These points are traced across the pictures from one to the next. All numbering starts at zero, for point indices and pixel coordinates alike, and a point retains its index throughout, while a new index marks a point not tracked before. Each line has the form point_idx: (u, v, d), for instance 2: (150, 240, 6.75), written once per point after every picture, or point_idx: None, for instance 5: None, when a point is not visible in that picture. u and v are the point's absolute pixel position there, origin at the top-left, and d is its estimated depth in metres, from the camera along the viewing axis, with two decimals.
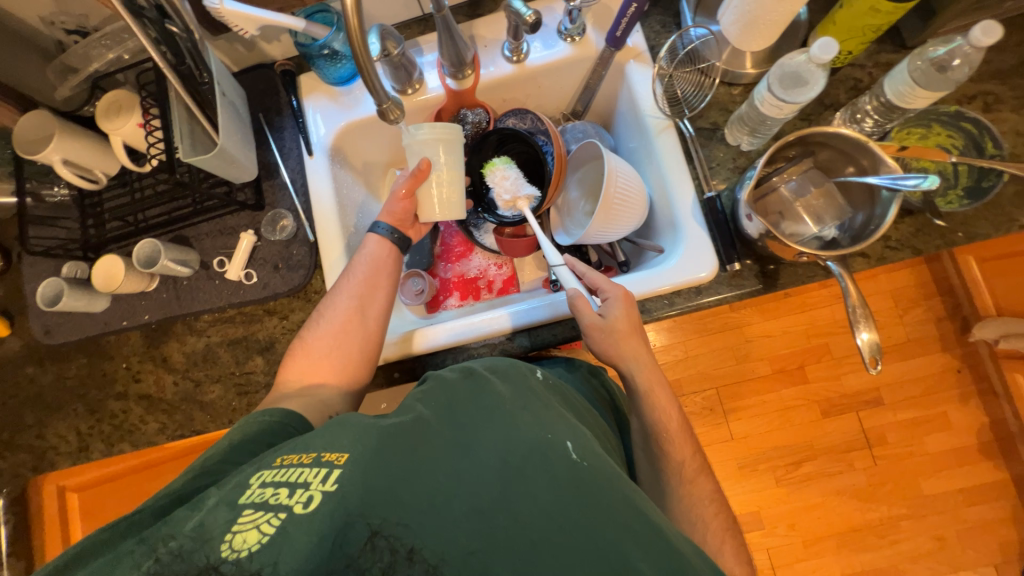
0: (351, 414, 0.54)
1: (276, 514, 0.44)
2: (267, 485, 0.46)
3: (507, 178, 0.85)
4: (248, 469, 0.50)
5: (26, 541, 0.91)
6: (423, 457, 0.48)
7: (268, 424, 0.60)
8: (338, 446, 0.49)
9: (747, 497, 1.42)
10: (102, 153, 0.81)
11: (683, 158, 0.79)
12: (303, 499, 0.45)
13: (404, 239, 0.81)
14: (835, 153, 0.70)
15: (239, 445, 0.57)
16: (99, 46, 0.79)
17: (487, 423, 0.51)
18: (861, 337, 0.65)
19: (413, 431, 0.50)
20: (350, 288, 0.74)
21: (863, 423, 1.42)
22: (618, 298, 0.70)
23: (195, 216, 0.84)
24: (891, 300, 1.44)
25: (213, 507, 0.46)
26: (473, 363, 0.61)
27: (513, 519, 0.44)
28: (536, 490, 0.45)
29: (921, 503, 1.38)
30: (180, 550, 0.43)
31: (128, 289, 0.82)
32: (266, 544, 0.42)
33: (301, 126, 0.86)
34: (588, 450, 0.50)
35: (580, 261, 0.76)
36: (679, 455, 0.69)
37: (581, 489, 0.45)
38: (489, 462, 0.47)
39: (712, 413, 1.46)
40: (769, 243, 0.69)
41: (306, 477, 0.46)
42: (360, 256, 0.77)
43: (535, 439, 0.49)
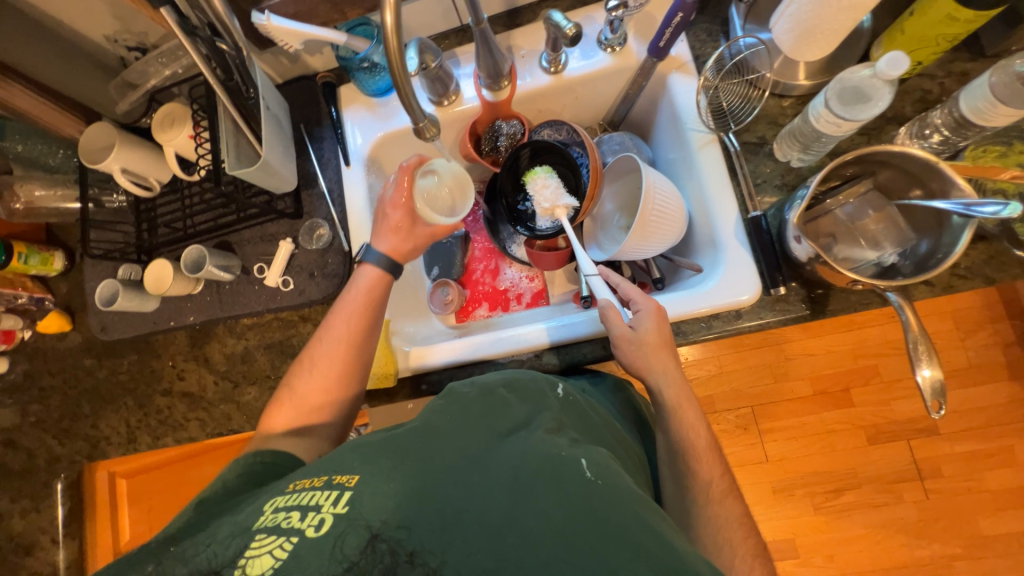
0: (360, 436, 0.54)
1: (288, 539, 0.42)
2: (280, 510, 0.45)
3: (547, 187, 0.85)
4: (261, 497, 0.49)
5: (80, 523, 0.98)
6: (435, 467, 0.47)
7: (254, 465, 0.58)
8: (348, 468, 0.48)
9: (782, 523, 1.35)
10: (155, 162, 0.85)
11: (727, 174, 0.75)
12: (314, 522, 0.43)
13: (395, 265, 0.77)
14: (898, 173, 0.65)
15: (227, 484, 0.56)
16: (157, 63, 0.83)
17: (501, 438, 0.50)
18: (922, 374, 0.59)
19: (427, 441, 0.50)
20: (342, 334, 0.71)
21: (915, 454, 1.31)
22: (650, 312, 0.68)
23: (239, 223, 0.87)
24: (953, 322, 1.33)
25: (226, 537, 0.45)
26: (491, 379, 0.60)
27: (524, 538, 0.41)
28: (548, 507, 0.42)
29: (979, 544, 1.27)
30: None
31: (176, 292, 0.86)
32: (279, 568, 0.41)
33: (340, 137, 0.88)
34: (604, 468, 0.46)
35: (614, 273, 0.75)
36: (708, 475, 0.62)
37: (596, 507, 0.42)
38: (501, 476, 0.45)
39: (746, 433, 1.39)
40: (818, 268, 0.64)
41: (318, 500, 0.45)
42: (351, 291, 0.75)
43: (548, 454, 0.47)
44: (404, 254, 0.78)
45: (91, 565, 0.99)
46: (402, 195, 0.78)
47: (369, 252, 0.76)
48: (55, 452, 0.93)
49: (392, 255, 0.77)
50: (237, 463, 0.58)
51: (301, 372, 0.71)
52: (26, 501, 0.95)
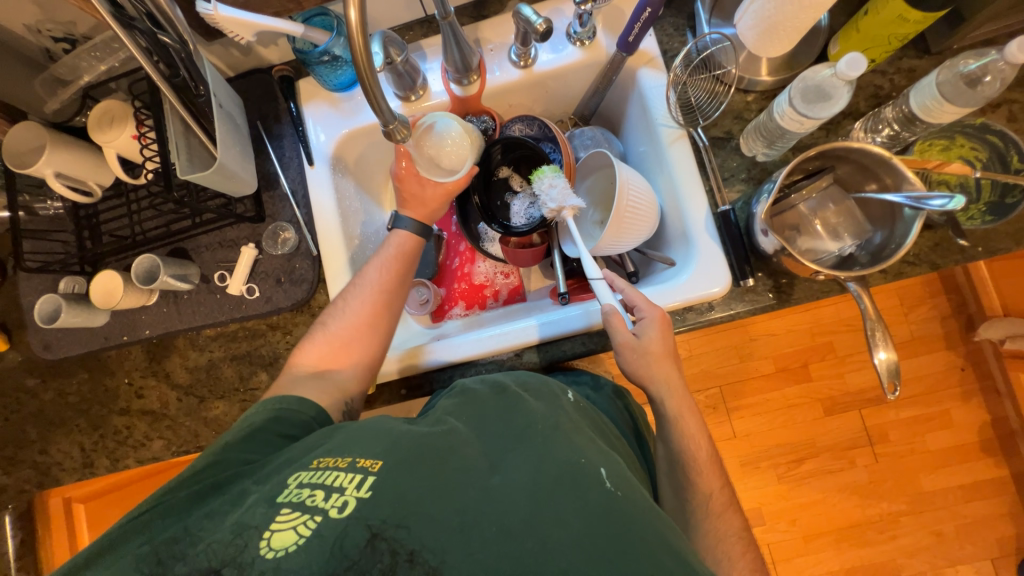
0: (382, 423, 0.54)
1: (312, 516, 0.43)
2: (304, 486, 0.46)
3: (553, 187, 0.79)
4: (285, 470, 0.50)
5: (34, 556, 0.91)
6: (452, 469, 0.46)
7: (281, 412, 0.60)
8: (372, 453, 0.48)
9: (750, 494, 1.43)
10: (96, 165, 0.78)
11: (697, 169, 0.77)
12: (338, 503, 0.44)
13: (425, 229, 0.79)
14: (855, 168, 0.68)
15: (257, 434, 0.57)
16: (88, 57, 0.77)
17: (519, 441, 0.50)
18: (878, 357, 0.63)
19: (444, 441, 0.49)
20: (376, 282, 0.72)
21: (866, 422, 1.42)
22: (654, 320, 0.69)
23: (195, 228, 0.82)
24: (898, 299, 1.43)
25: (253, 503, 0.46)
26: (505, 378, 0.60)
27: (543, 545, 0.41)
28: (567, 514, 0.42)
29: (921, 500, 1.39)
30: (221, 542, 0.44)
31: (128, 305, 0.80)
32: (302, 545, 0.42)
33: (301, 135, 0.83)
34: (620, 480, 0.48)
35: (620, 277, 0.73)
36: (707, 487, 0.66)
37: (615, 520, 0.43)
38: (520, 480, 0.45)
39: (716, 412, 1.45)
40: (783, 259, 0.67)
41: (342, 481, 0.46)
42: (385, 248, 0.76)
43: (569, 462, 0.47)
44: (431, 216, 0.79)
45: None
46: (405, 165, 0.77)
47: (399, 219, 0.78)
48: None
49: (421, 219, 0.78)
50: (266, 410, 0.60)
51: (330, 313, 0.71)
52: None
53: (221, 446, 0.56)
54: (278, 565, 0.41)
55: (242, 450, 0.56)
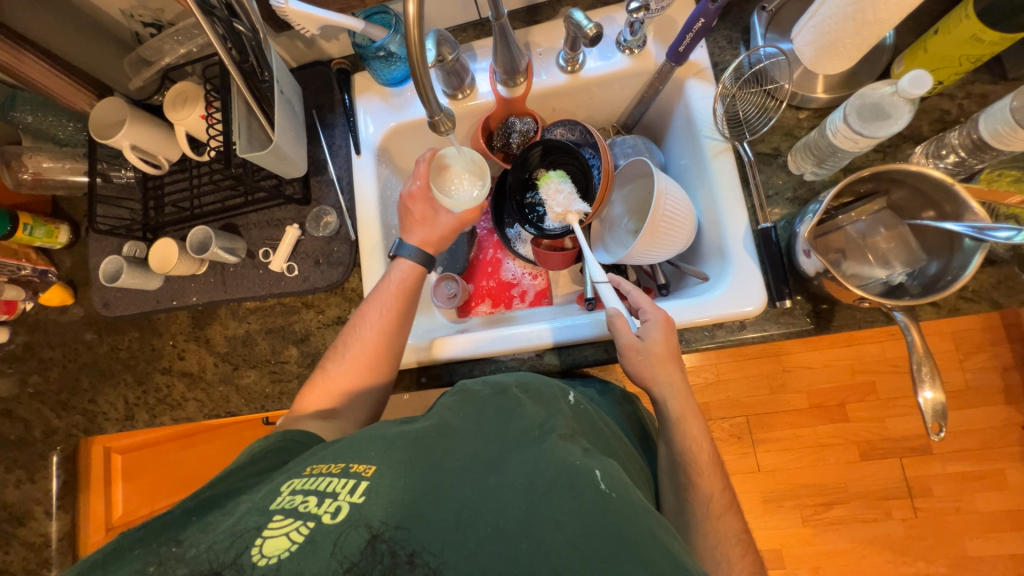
0: (376, 427, 0.55)
1: (305, 522, 0.43)
2: (297, 492, 0.46)
3: (560, 192, 0.84)
4: (277, 479, 0.50)
5: (74, 496, 0.98)
6: (450, 470, 0.47)
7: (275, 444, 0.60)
8: (366, 458, 0.49)
9: (770, 533, 1.35)
10: (166, 141, 0.85)
11: (739, 184, 0.75)
12: (331, 509, 0.44)
13: (428, 258, 0.78)
14: (912, 193, 0.65)
15: (252, 461, 0.57)
16: (172, 41, 0.83)
17: (514, 442, 0.49)
18: (924, 395, 0.59)
19: (442, 444, 0.50)
20: (376, 323, 0.72)
21: (906, 472, 1.32)
22: (658, 322, 0.69)
23: (245, 206, 0.87)
24: (952, 343, 1.33)
25: (243, 515, 0.46)
26: (506, 381, 0.61)
27: (537, 547, 0.40)
28: (562, 515, 0.41)
29: (963, 564, 1.28)
30: (216, 549, 0.43)
31: (180, 272, 0.86)
32: (295, 550, 0.41)
33: (352, 125, 0.88)
34: (618, 481, 0.44)
35: (625, 280, 0.75)
36: (708, 489, 0.63)
37: (610, 523, 0.40)
38: (515, 482, 0.45)
39: (739, 442, 1.39)
40: (826, 283, 0.64)
41: (335, 487, 0.46)
42: (385, 284, 0.75)
43: (562, 462, 0.45)
44: (432, 243, 0.79)
45: (82, 539, 0.99)
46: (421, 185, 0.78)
47: (403, 246, 0.77)
48: (51, 425, 0.93)
49: (421, 245, 0.78)
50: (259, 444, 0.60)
51: (328, 361, 0.72)
52: (21, 471, 0.96)
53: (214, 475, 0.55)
54: (275, 570, 0.40)
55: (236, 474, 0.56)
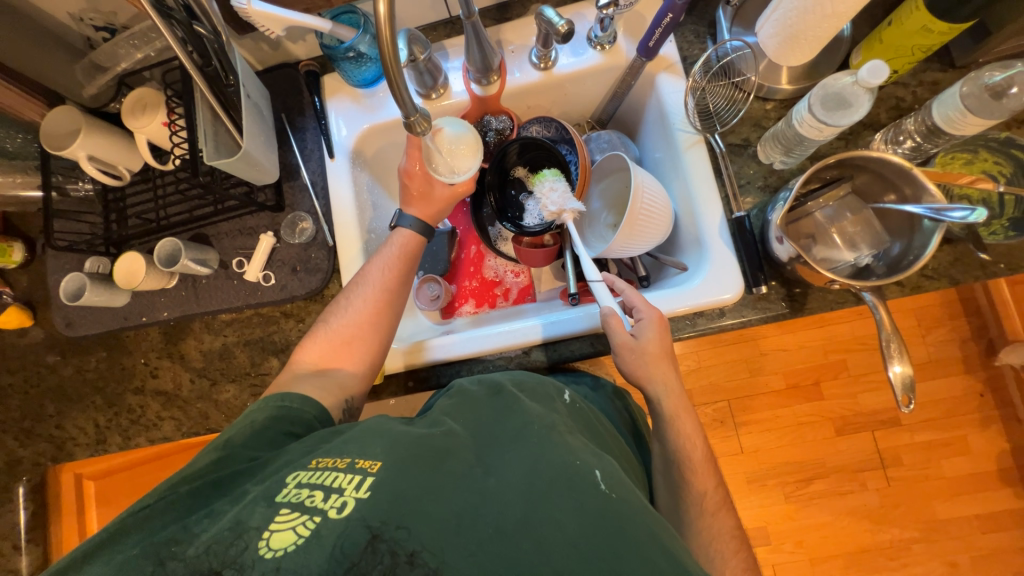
0: (381, 422, 0.53)
1: (312, 517, 0.42)
2: (303, 486, 0.45)
3: (553, 190, 0.81)
4: (284, 470, 0.49)
5: (44, 528, 0.93)
6: (450, 471, 0.46)
7: (287, 409, 0.59)
8: (373, 453, 0.47)
9: (755, 512, 1.40)
10: (126, 150, 0.81)
11: (713, 175, 0.77)
12: (336, 504, 0.43)
13: (427, 229, 0.79)
14: (874, 177, 0.68)
15: (261, 429, 0.57)
16: (127, 45, 0.80)
17: (514, 441, 0.49)
18: (893, 369, 0.62)
19: (440, 442, 0.49)
20: (377, 281, 0.72)
21: (879, 444, 1.38)
22: (652, 321, 0.69)
23: (216, 215, 0.84)
24: (915, 319, 1.40)
25: (251, 502, 0.45)
26: (501, 379, 0.61)
27: (539, 546, 0.40)
28: (562, 515, 0.41)
29: (934, 528, 1.35)
30: (219, 542, 0.42)
31: (149, 286, 0.83)
32: (301, 547, 0.40)
33: (323, 128, 0.86)
34: (617, 482, 0.45)
35: (620, 279, 0.75)
36: (702, 486, 0.65)
37: (610, 523, 0.41)
38: (514, 482, 0.44)
39: (722, 426, 1.43)
40: (798, 268, 0.67)
41: (340, 482, 0.45)
42: (387, 246, 0.76)
43: (562, 461, 0.45)
44: (433, 217, 0.79)
45: None
46: (416, 164, 0.77)
47: (403, 217, 0.78)
48: (14, 455, 0.88)
49: (423, 218, 0.78)
50: (270, 407, 0.59)
51: (328, 314, 0.72)
52: None
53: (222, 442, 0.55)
54: (277, 567, 0.40)
55: (245, 445, 0.55)
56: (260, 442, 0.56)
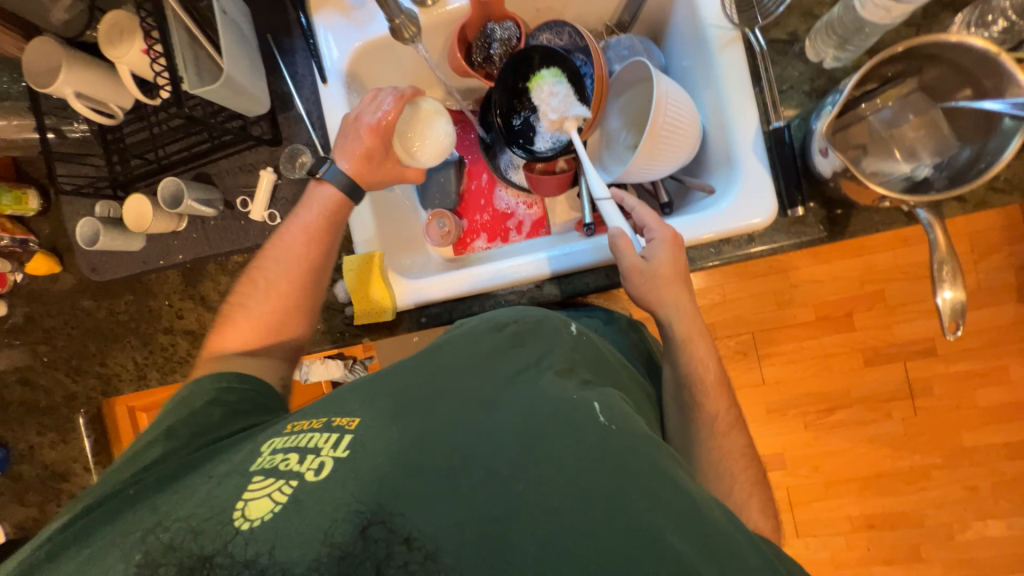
0: (362, 380, 0.52)
1: (287, 482, 0.41)
2: (278, 451, 0.44)
3: (554, 95, 0.78)
4: (258, 438, 0.49)
5: (108, 453, 1.03)
6: (440, 415, 0.45)
7: (225, 389, 0.58)
8: (349, 411, 0.47)
9: (771, 439, 1.40)
10: (114, 86, 0.77)
11: (749, 79, 0.67)
12: (314, 465, 0.42)
13: (359, 189, 0.73)
14: (947, 70, 0.57)
15: (200, 411, 0.55)
16: None
17: (509, 380, 0.48)
18: (942, 296, 0.56)
19: (431, 388, 0.48)
20: (300, 244, 0.70)
21: (910, 375, 1.34)
22: (666, 241, 0.66)
23: (215, 151, 0.81)
24: (969, 245, 1.28)
25: (223, 477, 0.44)
26: (505, 317, 0.58)
27: (534, 487, 0.39)
28: (560, 451, 0.41)
29: (958, 455, 1.33)
30: (193, 516, 0.42)
31: (159, 229, 0.82)
32: (278, 514, 0.39)
33: (312, 49, 0.79)
34: (616, 413, 0.45)
35: (631, 197, 0.71)
36: (714, 407, 0.65)
37: (610, 452, 0.41)
38: (510, 422, 0.43)
39: (745, 358, 1.40)
40: (843, 184, 0.59)
41: (317, 442, 0.44)
42: (310, 205, 0.72)
43: (559, 398, 0.45)
44: (366, 178, 0.74)
45: None
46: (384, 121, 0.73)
47: (331, 170, 0.72)
48: (70, 389, 0.96)
49: (354, 176, 0.73)
50: (207, 390, 0.58)
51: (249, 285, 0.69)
52: (52, 434, 1.00)
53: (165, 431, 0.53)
54: (255, 536, 0.39)
55: (192, 430, 0.54)
56: (208, 421, 0.55)
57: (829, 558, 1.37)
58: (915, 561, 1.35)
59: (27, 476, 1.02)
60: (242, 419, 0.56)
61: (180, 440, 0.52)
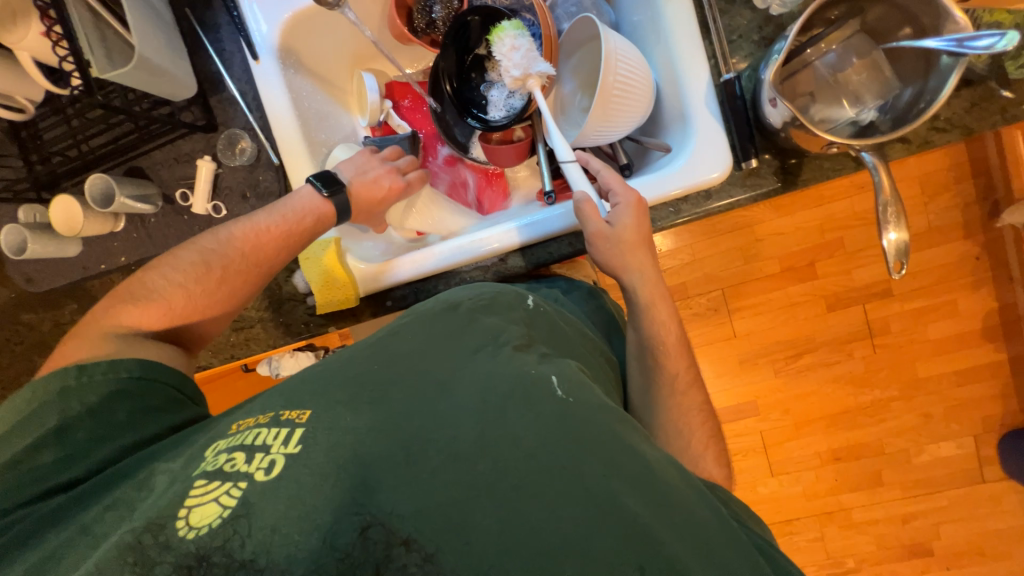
0: (314, 368, 0.50)
1: (236, 484, 0.39)
2: (221, 452, 0.42)
3: (516, 49, 0.72)
4: (201, 440, 0.46)
5: None
6: (396, 400, 0.44)
7: (128, 382, 0.55)
8: (298, 403, 0.45)
9: (744, 389, 1.46)
10: (20, 78, 0.69)
11: (698, 30, 0.66)
12: (263, 465, 0.40)
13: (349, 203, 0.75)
14: (890, 9, 0.58)
15: (101, 410, 0.52)
16: None
17: (466, 359, 0.48)
18: (888, 237, 0.58)
19: (387, 373, 0.47)
20: (257, 241, 0.68)
21: (868, 316, 1.40)
22: (630, 205, 0.65)
23: (143, 143, 0.76)
24: (919, 187, 1.33)
25: (164, 486, 0.42)
26: (459, 296, 0.58)
27: (494, 465, 0.39)
28: (519, 428, 0.41)
29: (914, 385, 1.42)
30: (129, 532, 0.39)
31: (94, 232, 0.76)
32: (227, 518, 0.37)
33: (238, 23, 0.73)
34: (574, 385, 0.46)
35: (593, 161, 0.69)
36: (674, 369, 0.67)
37: (568, 425, 0.41)
38: (468, 402, 0.43)
39: (716, 313, 1.44)
40: (793, 133, 0.59)
41: (265, 439, 0.42)
42: (291, 204, 0.71)
43: (517, 373, 0.45)
44: (363, 206, 0.78)
45: None
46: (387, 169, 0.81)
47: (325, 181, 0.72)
48: None
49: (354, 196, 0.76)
50: (102, 383, 0.54)
51: (165, 269, 0.65)
52: None
53: (58, 432, 0.50)
54: (205, 543, 0.37)
55: (91, 433, 0.51)
56: (112, 421, 0.52)
57: (801, 492, 1.47)
58: (878, 487, 1.45)
59: None
60: (154, 419, 0.54)
61: (82, 448, 0.50)
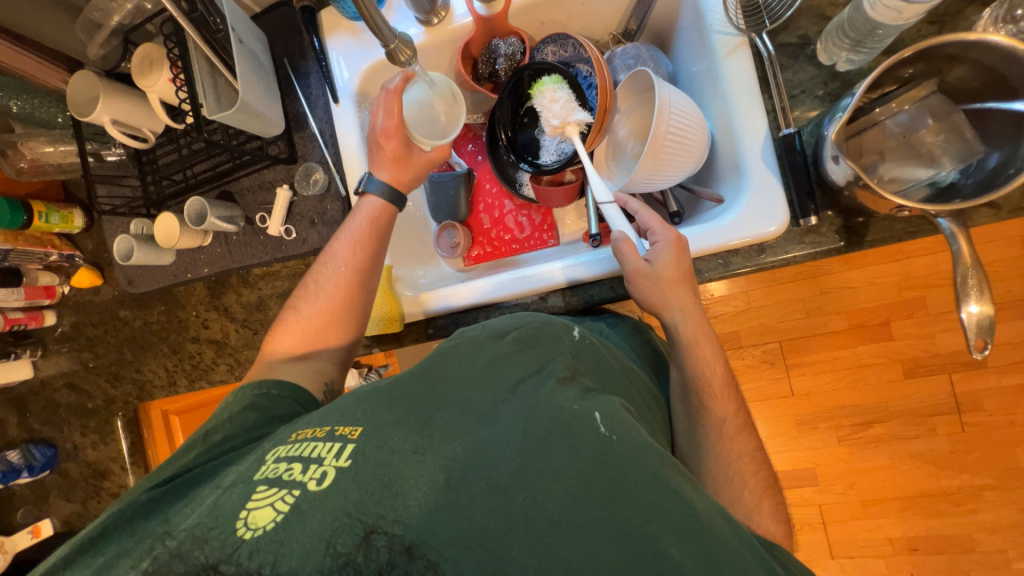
0: (365, 388, 0.53)
1: (290, 491, 0.43)
2: (281, 461, 0.46)
3: (556, 101, 0.77)
4: (265, 447, 0.50)
5: (143, 454, 1.08)
6: (440, 426, 0.46)
7: (263, 395, 0.62)
8: (351, 420, 0.48)
9: (801, 455, 1.33)
10: (146, 112, 0.82)
11: (757, 85, 0.65)
12: (316, 475, 0.43)
13: (397, 194, 0.76)
14: (974, 70, 0.54)
15: (237, 417, 0.59)
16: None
17: (510, 391, 0.48)
18: (968, 310, 0.52)
19: (434, 399, 0.49)
20: (348, 258, 0.72)
21: (955, 387, 1.25)
22: (669, 243, 0.65)
23: (236, 170, 0.85)
24: (1020, 248, 1.19)
25: (229, 487, 0.46)
26: (506, 325, 0.59)
27: (534, 501, 0.39)
28: (558, 465, 0.40)
29: (1014, 475, 1.22)
30: (198, 528, 0.43)
31: (187, 245, 0.86)
32: (279, 523, 0.41)
33: (325, 72, 0.82)
34: (618, 423, 0.44)
35: (632, 201, 0.71)
36: (722, 411, 0.63)
37: (610, 466, 0.40)
38: (509, 435, 0.43)
39: (771, 368, 1.34)
40: (858, 193, 0.56)
41: (320, 452, 0.45)
42: (356, 217, 0.75)
43: (558, 409, 0.44)
44: (403, 181, 0.77)
45: None
46: (394, 122, 0.74)
47: (371, 181, 0.75)
48: (109, 393, 1.03)
49: (392, 183, 0.76)
50: (245, 395, 0.62)
51: (290, 314, 0.73)
52: (94, 435, 1.07)
53: (202, 436, 0.58)
54: (259, 542, 0.40)
55: (226, 435, 0.58)
56: (244, 425, 0.59)
57: None
58: None
59: (72, 474, 1.10)
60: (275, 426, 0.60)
61: (218, 443, 0.57)
